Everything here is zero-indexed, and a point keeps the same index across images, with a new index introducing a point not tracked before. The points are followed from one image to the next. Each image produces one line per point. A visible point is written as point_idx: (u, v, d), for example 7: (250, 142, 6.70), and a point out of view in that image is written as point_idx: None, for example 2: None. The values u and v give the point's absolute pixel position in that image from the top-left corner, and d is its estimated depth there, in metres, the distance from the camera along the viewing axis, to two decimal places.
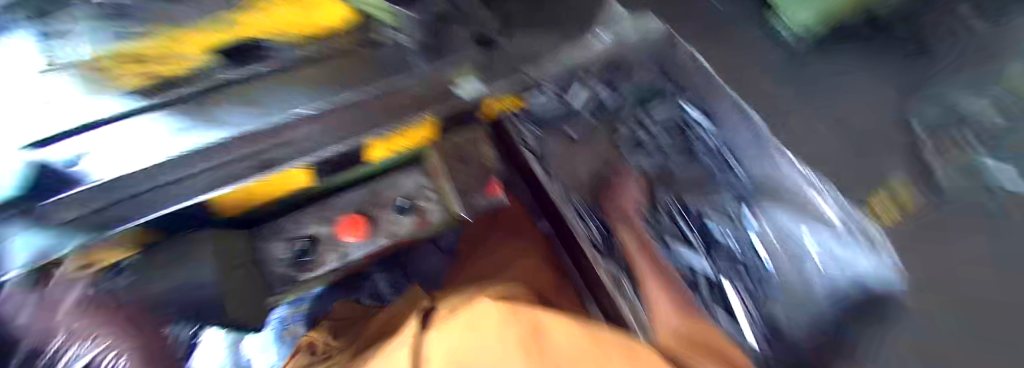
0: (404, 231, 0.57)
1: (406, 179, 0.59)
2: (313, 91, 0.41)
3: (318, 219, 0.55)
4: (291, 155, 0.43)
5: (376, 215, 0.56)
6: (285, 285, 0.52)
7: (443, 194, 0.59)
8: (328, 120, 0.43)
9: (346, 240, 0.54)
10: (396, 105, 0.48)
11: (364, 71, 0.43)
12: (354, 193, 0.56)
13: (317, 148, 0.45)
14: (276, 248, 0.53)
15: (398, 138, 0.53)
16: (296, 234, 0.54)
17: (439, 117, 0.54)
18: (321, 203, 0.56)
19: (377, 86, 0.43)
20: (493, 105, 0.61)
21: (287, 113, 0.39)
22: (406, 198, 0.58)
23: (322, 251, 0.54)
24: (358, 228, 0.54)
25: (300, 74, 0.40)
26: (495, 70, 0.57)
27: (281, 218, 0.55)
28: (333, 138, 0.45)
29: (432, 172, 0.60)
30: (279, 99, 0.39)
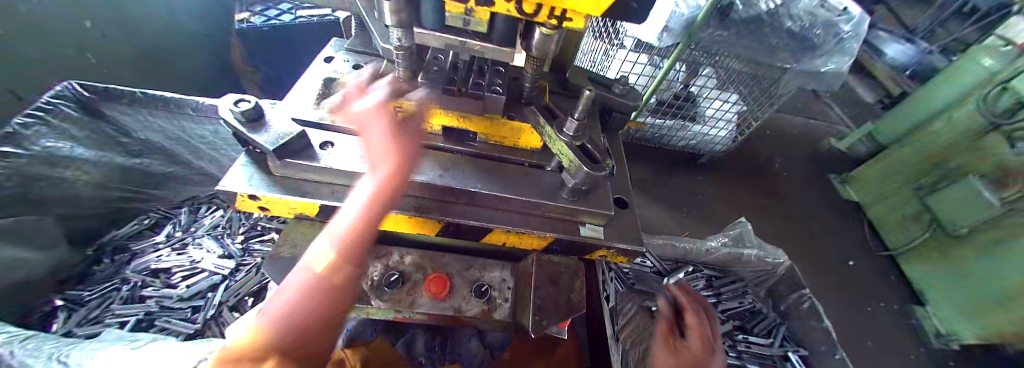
0: (469, 312, 0.58)
1: (497, 269, 0.64)
2: (484, 177, 0.56)
3: (415, 263, 0.62)
4: (440, 211, 0.54)
5: (457, 284, 0.61)
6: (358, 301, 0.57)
7: (519, 300, 0.60)
8: (479, 200, 0.56)
9: (423, 293, 0.58)
10: (530, 214, 0.57)
11: (522, 181, 0.57)
12: (452, 258, 0.64)
13: (460, 216, 0.55)
14: (371, 269, 0.60)
15: (514, 237, 0.58)
16: (393, 265, 0.61)
17: (557, 240, 0.57)
18: (425, 251, 0.64)
19: (526, 195, 0.55)
20: (606, 255, 0.61)
21: (461, 184, 0.54)
22: (487, 285, 0.61)
23: (400, 290, 0.58)
24: (440, 289, 0.58)
25: (483, 164, 0.58)
26: (619, 226, 0.61)
27: (392, 246, 0.64)
28: (475, 215, 0.55)
29: (519, 275, 0.63)
30: (463, 172, 0.56)
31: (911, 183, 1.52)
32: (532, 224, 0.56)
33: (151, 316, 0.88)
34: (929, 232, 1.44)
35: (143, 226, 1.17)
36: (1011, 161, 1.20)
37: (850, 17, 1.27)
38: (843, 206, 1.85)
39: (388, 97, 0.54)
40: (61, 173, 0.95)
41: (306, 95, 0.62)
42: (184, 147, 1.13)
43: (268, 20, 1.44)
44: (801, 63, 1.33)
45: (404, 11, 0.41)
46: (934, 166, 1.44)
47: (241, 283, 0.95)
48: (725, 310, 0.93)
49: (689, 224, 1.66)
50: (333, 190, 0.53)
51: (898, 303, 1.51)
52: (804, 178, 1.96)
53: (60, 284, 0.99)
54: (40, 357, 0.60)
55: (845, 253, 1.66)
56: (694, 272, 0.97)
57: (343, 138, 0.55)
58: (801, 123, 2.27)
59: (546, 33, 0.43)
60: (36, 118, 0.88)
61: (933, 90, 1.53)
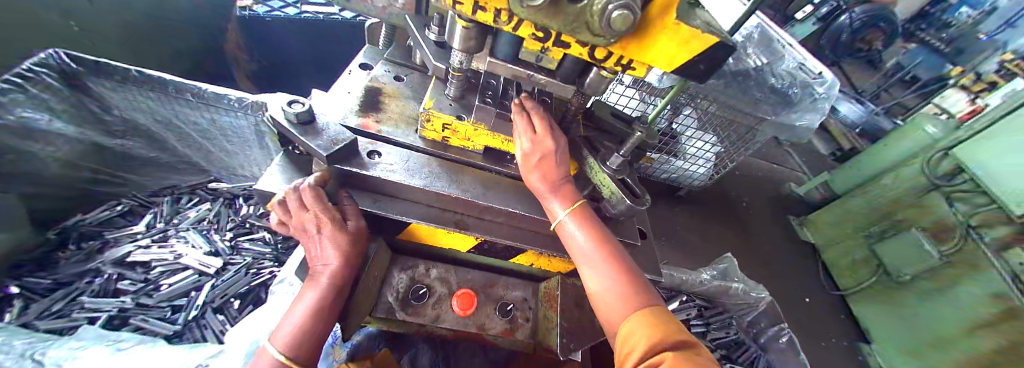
0: (492, 330, 0.59)
1: (519, 288, 0.65)
2: (523, 198, 0.58)
3: (440, 276, 0.62)
4: (477, 229, 0.56)
5: (482, 301, 0.61)
6: (384, 313, 0.56)
7: (541, 320, 0.61)
8: (515, 221, 0.58)
9: (450, 307, 0.59)
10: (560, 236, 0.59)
11: None
12: (476, 274, 0.64)
13: (495, 234, 0.57)
14: (397, 279, 0.59)
15: (543, 258, 0.60)
16: (418, 277, 0.61)
17: None
18: (450, 265, 0.64)
19: None
20: None
21: (502, 204, 0.55)
22: (511, 303, 0.62)
23: (426, 304, 0.59)
24: (468, 305, 0.58)
25: (520, 185, 0.60)
26: (641, 254, 0.65)
27: (416, 258, 0.64)
28: (509, 235, 0.57)
29: (540, 295, 0.65)
30: (502, 191, 0.58)
31: (863, 230, 1.70)
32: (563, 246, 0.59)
33: (124, 314, 0.80)
34: (877, 275, 1.61)
35: (114, 213, 1.08)
36: (948, 218, 1.38)
37: (824, 80, 1.40)
38: (803, 245, 2.02)
39: (440, 113, 0.55)
40: (33, 147, 0.86)
41: (345, 101, 0.62)
42: (173, 132, 1.06)
43: (271, 11, 1.39)
44: (779, 116, 1.45)
45: (472, 37, 0.44)
46: (883, 216, 1.62)
47: (228, 284, 0.90)
48: (713, 339, 0.99)
49: (669, 254, 1.75)
50: (375, 199, 0.54)
51: (848, 339, 1.66)
52: (769, 217, 2.13)
53: (13, 270, 0.88)
54: (10, 354, 0.56)
55: (805, 291, 1.81)
56: (687, 302, 1.03)
57: (388, 149, 0.56)
58: (768, 166, 2.47)
59: (605, 76, 0.47)
60: (14, 84, 0.79)
61: (882, 149, 1.74)
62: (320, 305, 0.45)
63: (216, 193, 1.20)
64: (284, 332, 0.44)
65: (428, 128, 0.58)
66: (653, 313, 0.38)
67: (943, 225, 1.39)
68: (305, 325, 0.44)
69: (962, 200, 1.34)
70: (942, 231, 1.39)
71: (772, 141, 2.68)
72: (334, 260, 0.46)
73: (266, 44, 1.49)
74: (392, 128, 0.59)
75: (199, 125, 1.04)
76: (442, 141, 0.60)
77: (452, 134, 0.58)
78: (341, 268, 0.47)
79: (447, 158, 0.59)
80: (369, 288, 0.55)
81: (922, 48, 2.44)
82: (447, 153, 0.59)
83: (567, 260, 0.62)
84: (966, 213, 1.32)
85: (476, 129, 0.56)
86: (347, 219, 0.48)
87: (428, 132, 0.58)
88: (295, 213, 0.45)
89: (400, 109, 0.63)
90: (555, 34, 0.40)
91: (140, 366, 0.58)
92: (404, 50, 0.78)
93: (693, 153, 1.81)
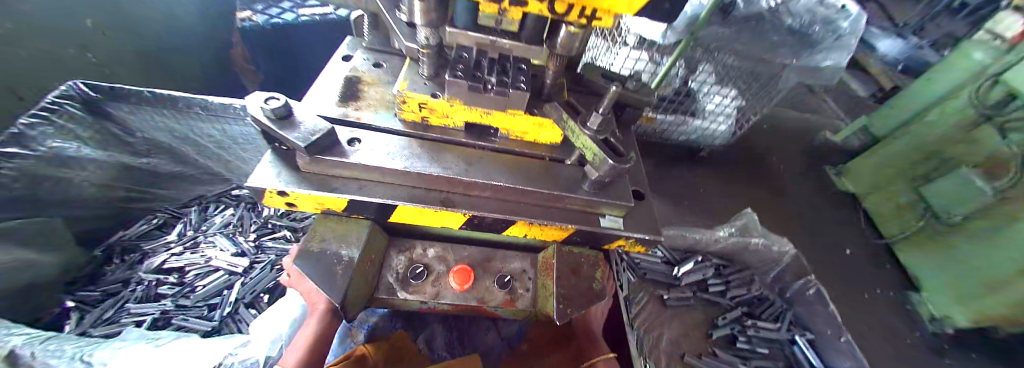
0: (493, 302, 0.60)
1: (517, 260, 0.66)
2: (505, 172, 0.57)
3: (437, 255, 0.63)
4: (463, 206, 0.56)
5: (481, 274, 0.62)
6: (386, 293, 0.58)
7: (541, 290, 0.62)
8: (501, 194, 0.57)
9: (449, 284, 0.60)
10: (549, 205, 0.59)
11: (542, 174, 0.59)
12: (474, 250, 0.65)
13: (480, 209, 0.56)
14: (396, 261, 0.62)
15: (537, 228, 0.60)
16: (416, 258, 0.63)
17: (578, 230, 0.59)
18: (447, 245, 0.65)
19: (547, 188, 0.56)
20: (624, 244, 0.64)
21: (484, 179, 0.55)
22: (509, 275, 0.63)
23: (425, 282, 0.60)
24: (465, 280, 0.59)
25: (505, 158, 0.60)
26: (637, 216, 0.64)
27: (413, 240, 0.65)
28: (496, 208, 0.57)
29: (539, 265, 0.65)
30: (484, 166, 0.57)
31: (907, 173, 1.55)
32: (554, 216, 0.58)
33: (166, 316, 0.88)
34: (923, 221, 1.49)
35: (150, 226, 1.16)
36: (1002, 151, 1.23)
37: (848, 15, 1.30)
38: (838, 197, 1.89)
39: (413, 93, 0.54)
40: (69, 174, 0.94)
41: (326, 93, 0.62)
42: (191, 146, 1.12)
43: (269, 19, 1.41)
44: (801, 59, 1.33)
45: (433, 11, 0.43)
46: (928, 157, 1.47)
47: (256, 280, 0.97)
48: (733, 295, 0.96)
49: (691, 219, 1.68)
50: (361, 185, 0.55)
51: (894, 289, 1.56)
52: (801, 171, 2.00)
53: (69, 285, 0.99)
54: (62, 357, 0.59)
55: (843, 243, 1.70)
56: (704, 261, 1.00)
57: (369, 134, 0.56)
58: (799, 116, 2.29)
59: (573, 32, 0.43)
60: (42, 117, 0.86)
61: (926, 83, 1.56)
62: (320, 331, 0.53)
63: (238, 199, 1.28)
64: (291, 357, 0.50)
65: (405, 110, 0.57)
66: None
67: (997, 159, 1.25)
68: (311, 346, 0.52)
69: (1019, 130, 1.19)
70: (995, 166, 1.25)
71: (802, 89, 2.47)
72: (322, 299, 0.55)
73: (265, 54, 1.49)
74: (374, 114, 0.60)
75: (213, 137, 1.10)
76: (422, 120, 0.60)
77: (431, 114, 0.58)
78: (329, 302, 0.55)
79: (428, 138, 0.59)
80: (369, 272, 0.57)
81: None
82: (428, 134, 0.59)
83: (563, 230, 0.60)
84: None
85: (453, 106, 0.56)
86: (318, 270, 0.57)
87: (407, 113, 0.58)
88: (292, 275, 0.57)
89: (381, 95, 0.64)
90: None
91: (178, 358, 0.65)
92: (384, 37, 0.77)
93: (711, 110, 1.69)
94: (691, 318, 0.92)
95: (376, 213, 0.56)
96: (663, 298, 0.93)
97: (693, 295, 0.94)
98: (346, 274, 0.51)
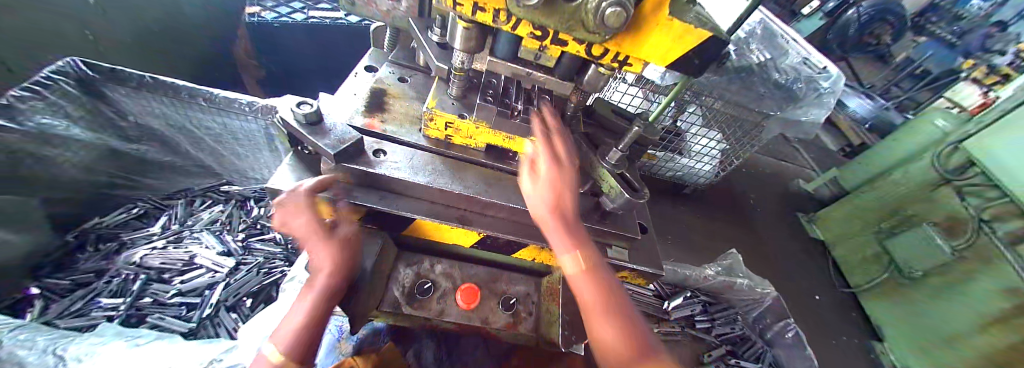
0: (496, 324, 0.60)
1: (522, 283, 0.67)
2: (523, 195, 0.59)
3: (445, 271, 0.64)
4: (481, 225, 0.57)
5: (485, 296, 0.63)
6: (390, 307, 0.58)
7: (544, 315, 0.63)
8: (519, 216, 0.59)
9: (456, 302, 0.60)
10: None
11: None
12: (480, 269, 0.66)
13: (498, 230, 0.58)
14: (402, 274, 0.62)
15: (546, 253, 0.62)
16: (423, 273, 0.63)
17: None
18: (456, 262, 0.66)
19: None
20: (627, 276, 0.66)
21: (505, 201, 0.57)
22: (514, 298, 0.64)
23: (431, 298, 0.60)
24: (471, 299, 0.60)
25: None
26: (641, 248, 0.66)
27: (423, 254, 0.66)
28: (511, 231, 0.59)
29: (542, 289, 0.67)
30: (503, 188, 0.59)
31: (875, 227, 1.67)
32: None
33: (140, 313, 0.83)
34: (887, 272, 1.59)
35: (130, 216, 1.11)
36: (962, 214, 1.36)
37: (828, 75, 1.41)
38: (810, 242, 2.00)
39: (443, 112, 0.56)
40: (51, 152, 0.89)
41: (353, 102, 0.63)
42: (187, 137, 1.09)
43: (279, 17, 1.43)
44: (783, 111, 1.43)
45: (475, 37, 0.46)
46: (893, 211, 1.60)
47: (241, 282, 0.93)
48: (717, 334, 1.01)
49: (678, 254, 1.74)
50: (381, 196, 0.55)
51: (859, 337, 1.63)
52: (777, 215, 2.10)
53: (34, 270, 0.92)
54: (33, 349, 0.57)
55: (812, 287, 1.79)
56: (691, 296, 1.06)
57: (395, 149, 0.58)
58: (776, 163, 2.43)
59: (603, 73, 0.48)
60: (33, 92, 0.82)
61: (893, 143, 1.70)
62: (315, 306, 0.43)
63: (228, 195, 1.24)
64: (285, 333, 0.41)
65: (431, 127, 0.59)
66: (627, 325, 0.41)
67: (957, 219, 1.38)
68: (305, 324, 0.42)
69: (976, 194, 1.32)
70: (955, 225, 1.37)
71: (780, 138, 2.63)
72: (326, 264, 0.45)
73: (283, 53, 1.53)
74: (394, 128, 0.60)
75: (211, 130, 1.07)
76: (444, 139, 0.61)
77: (457, 134, 0.59)
78: (333, 267, 0.45)
79: (451, 155, 0.61)
80: (376, 283, 0.57)
81: (934, 42, 2.47)
82: (449, 151, 0.61)
83: None
84: (979, 208, 1.30)
85: (480, 128, 0.57)
86: (341, 227, 0.48)
87: (429, 128, 0.59)
88: (292, 215, 0.45)
89: (400, 105, 0.65)
90: (552, 34, 0.41)
91: (159, 359, 0.62)
92: (409, 52, 0.79)
93: (698, 151, 1.80)
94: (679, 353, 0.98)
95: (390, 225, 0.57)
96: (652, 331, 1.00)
97: (680, 329, 1.01)
98: None
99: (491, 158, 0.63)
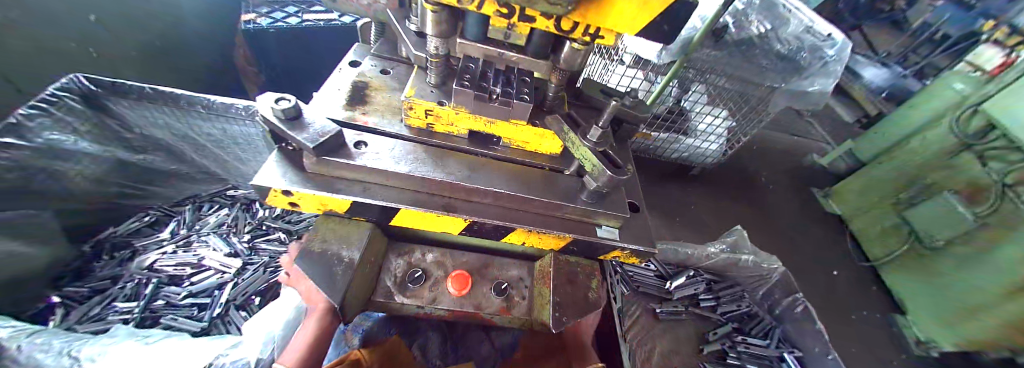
0: (489, 309, 0.61)
1: (514, 268, 0.67)
2: (508, 180, 0.59)
3: (436, 260, 0.64)
4: (467, 211, 0.57)
5: (478, 282, 0.63)
6: (383, 297, 0.59)
7: (537, 298, 0.63)
8: (505, 201, 0.59)
9: (448, 289, 0.61)
10: (550, 214, 0.61)
11: (542, 183, 0.61)
12: (472, 256, 0.66)
13: (484, 215, 0.58)
14: (394, 265, 0.63)
15: (536, 237, 0.61)
16: (414, 263, 0.64)
17: (576, 240, 0.60)
18: (447, 250, 0.66)
19: (547, 198, 0.58)
20: (620, 255, 0.65)
21: (489, 187, 0.56)
22: (506, 283, 0.64)
23: (423, 286, 0.61)
24: (462, 285, 0.61)
25: (508, 167, 0.62)
26: (633, 227, 0.65)
27: (415, 244, 0.66)
28: (497, 215, 0.58)
29: (535, 273, 0.67)
30: (487, 174, 0.59)
31: (892, 198, 1.61)
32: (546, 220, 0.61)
33: (154, 314, 0.87)
34: (907, 244, 1.53)
35: (142, 224, 1.15)
36: (984, 179, 1.29)
37: (834, 42, 1.33)
38: (824, 217, 1.94)
39: (420, 100, 0.56)
40: (62, 166, 0.92)
41: (335, 97, 0.64)
42: (189, 144, 1.12)
43: (274, 22, 1.44)
44: (789, 84, 1.39)
45: (445, 21, 0.45)
46: (910, 181, 1.54)
47: (248, 282, 0.95)
48: (723, 312, 1.00)
49: (685, 235, 1.71)
50: (365, 188, 0.55)
51: (878, 311, 1.59)
52: (789, 192, 2.05)
53: (56, 280, 0.96)
54: (49, 352, 0.60)
55: (828, 263, 1.74)
56: (695, 275, 1.05)
57: (378, 141, 0.58)
58: (787, 138, 2.36)
59: (577, 49, 0.46)
60: (40, 109, 0.85)
61: (910, 110, 1.63)
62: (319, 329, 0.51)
63: (234, 199, 1.27)
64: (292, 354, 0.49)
65: (412, 116, 0.59)
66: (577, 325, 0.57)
67: (979, 185, 1.31)
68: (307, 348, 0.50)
69: (999, 158, 1.25)
70: (978, 191, 1.31)
71: (791, 113, 2.55)
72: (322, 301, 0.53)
73: (279, 57, 1.54)
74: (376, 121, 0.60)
75: (211, 136, 1.10)
76: (426, 128, 0.61)
77: (438, 122, 0.59)
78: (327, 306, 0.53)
79: (434, 144, 0.61)
80: (367, 273, 0.57)
81: None
82: (432, 140, 0.61)
83: (560, 238, 0.61)
84: (1002, 171, 1.24)
85: (459, 113, 0.57)
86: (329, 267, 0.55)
87: (410, 118, 0.59)
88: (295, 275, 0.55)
89: (382, 97, 0.66)
90: (518, 10, 0.40)
91: (170, 356, 0.65)
92: (392, 45, 0.79)
93: (703, 129, 1.75)
94: (684, 332, 0.98)
95: (377, 215, 0.57)
96: (656, 311, 0.99)
97: (684, 308, 1.00)
98: (344, 276, 0.52)
99: (474, 144, 0.63)
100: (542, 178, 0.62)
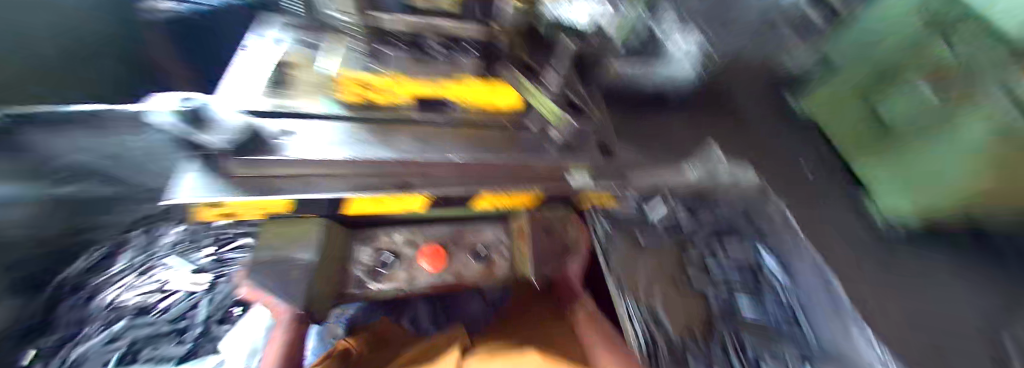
0: (469, 275, 0.63)
1: (487, 232, 0.66)
2: (461, 146, 0.56)
3: (407, 240, 0.62)
4: (422, 186, 0.53)
5: (453, 252, 0.63)
6: (359, 286, 0.58)
7: (515, 256, 0.65)
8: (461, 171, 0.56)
9: (422, 267, 0.60)
10: (513, 175, 0.58)
11: (499, 141, 0.58)
12: (443, 228, 0.64)
13: (443, 187, 0.54)
14: (362, 252, 0.60)
15: (500, 200, 0.60)
16: (384, 246, 0.61)
17: (544, 194, 0.60)
18: (416, 227, 0.63)
19: (509, 158, 0.55)
20: (590, 198, 0.67)
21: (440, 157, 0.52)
22: (482, 249, 0.64)
23: (397, 267, 0.60)
24: (436, 261, 0.60)
25: (460, 131, 0.58)
26: (603, 170, 0.65)
27: (380, 228, 0.63)
28: (457, 184, 0.56)
29: (511, 234, 0.67)
30: (435, 142, 0.55)
31: None
32: None
33: None
34: None
35: None
36: None
37: None
38: None
39: (348, 72, 0.48)
40: None
41: (248, 82, 0.55)
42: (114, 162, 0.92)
43: None
44: None
45: None
46: None
47: None
48: None
49: None
50: (305, 182, 0.50)
51: None
52: None
53: None
54: None
55: None
56: None
57: (307, 126, 0.51)
58: None
59: None
60: None
61: None
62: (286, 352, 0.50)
63: None
64: None
65: (343, 91, 0.51)
66: None
67: None
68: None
69: None
70: None
71: None
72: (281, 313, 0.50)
73: None
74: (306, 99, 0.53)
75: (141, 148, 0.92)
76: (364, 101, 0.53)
77: (375, 95, 0.51)
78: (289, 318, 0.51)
79: (374, 119, 0.55)
80: (335, 268, 0.55)
81: None
82: (372, 114, 0.54)
83: (524, 196, 0.60)
84: None
85: (397, 83, 0.50)
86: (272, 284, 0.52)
87: (343, 95, 0.52)
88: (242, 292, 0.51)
89: (304, 73, 0.58)
90: None
91: None
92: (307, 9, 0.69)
93: None
94: None
95: (328, 209, 0.53)
96: None
97: None
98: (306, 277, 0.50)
99: (421, 116, 0.56)
100: (500, 136, 0.60)
